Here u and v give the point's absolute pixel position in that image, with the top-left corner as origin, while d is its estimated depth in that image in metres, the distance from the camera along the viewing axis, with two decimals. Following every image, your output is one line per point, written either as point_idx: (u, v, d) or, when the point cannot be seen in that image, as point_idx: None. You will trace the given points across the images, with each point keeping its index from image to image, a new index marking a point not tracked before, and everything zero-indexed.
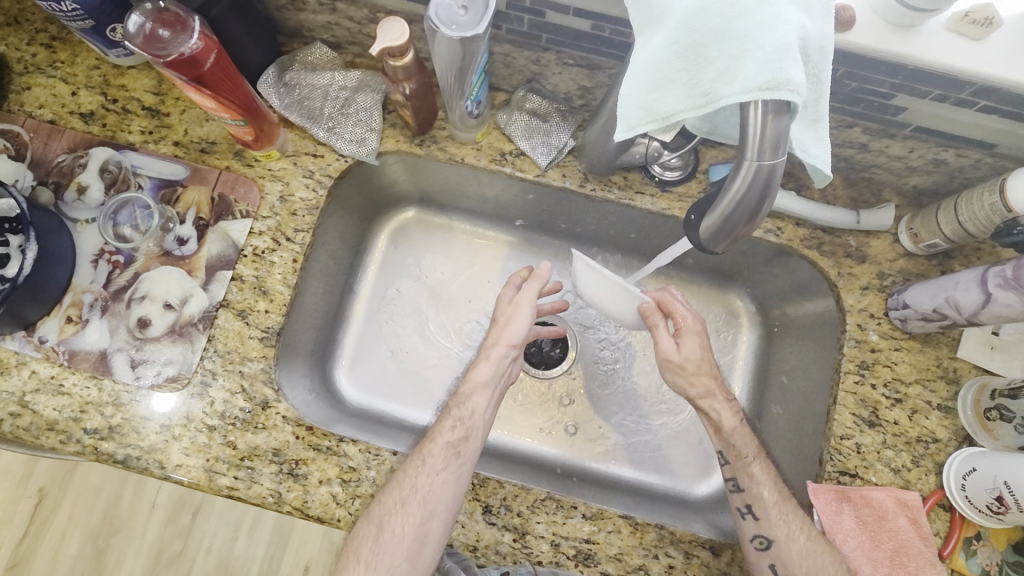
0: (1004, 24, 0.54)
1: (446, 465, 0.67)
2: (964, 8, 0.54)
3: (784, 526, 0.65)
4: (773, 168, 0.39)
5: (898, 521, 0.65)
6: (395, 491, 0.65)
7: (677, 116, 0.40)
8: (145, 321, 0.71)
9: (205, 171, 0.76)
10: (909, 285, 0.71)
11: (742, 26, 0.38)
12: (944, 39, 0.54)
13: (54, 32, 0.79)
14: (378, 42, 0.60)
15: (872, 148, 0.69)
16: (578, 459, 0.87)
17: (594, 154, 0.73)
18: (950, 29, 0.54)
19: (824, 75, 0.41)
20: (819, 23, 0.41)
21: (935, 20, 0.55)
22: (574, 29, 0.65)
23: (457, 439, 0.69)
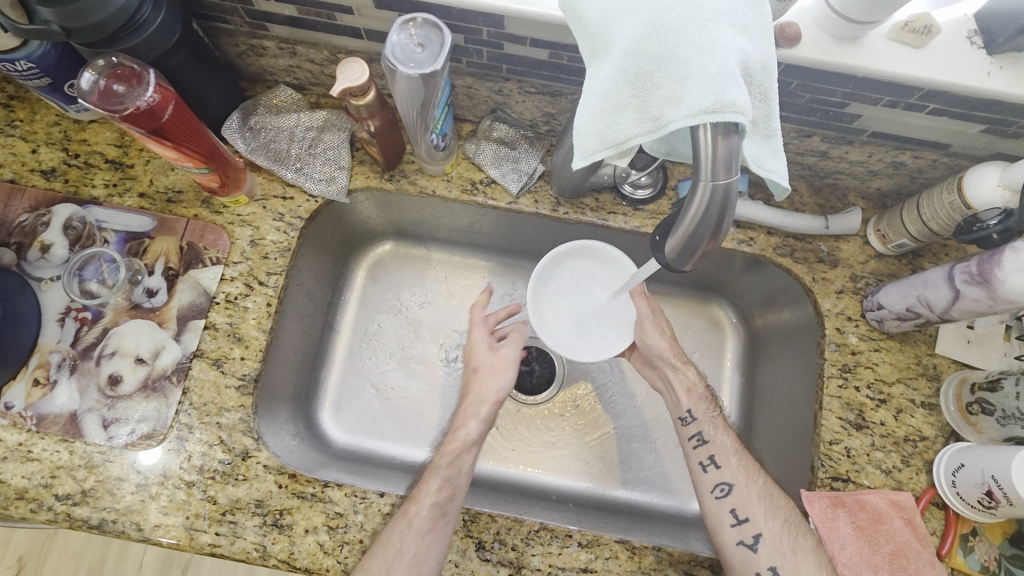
0: (941, 32, 0.56)
1: (432, 529, 0.64)
2: (902, 19, 0.56)
3: (785, 536, 0.64)
4: (729, 188, 0.39)
5: (892, 523, 0.65)
6: (378, 556, 0.62)
7: (631, 142, 0.41)
8: (116, 378, 0.69)
9: (172, 221, 0.75)
10: (882, 286, 0.72)
11: (684, 52, 0.39)
12: (888, 48, 0.56)
13: (12, 92, 0.78)
14: (338, 84, 0.60)
15: (832, 155, 0.70)
16: (572, 485, 0.86)
17: (564, 178, 0.73)
18: (893, 39, 0.56)
19: (771, 92, 0.42)
20: (761, 44, 0.41)
21: (877, 31, 0.56)
22: (532, 58, 0.66)
23: (443, 499, 0.67)
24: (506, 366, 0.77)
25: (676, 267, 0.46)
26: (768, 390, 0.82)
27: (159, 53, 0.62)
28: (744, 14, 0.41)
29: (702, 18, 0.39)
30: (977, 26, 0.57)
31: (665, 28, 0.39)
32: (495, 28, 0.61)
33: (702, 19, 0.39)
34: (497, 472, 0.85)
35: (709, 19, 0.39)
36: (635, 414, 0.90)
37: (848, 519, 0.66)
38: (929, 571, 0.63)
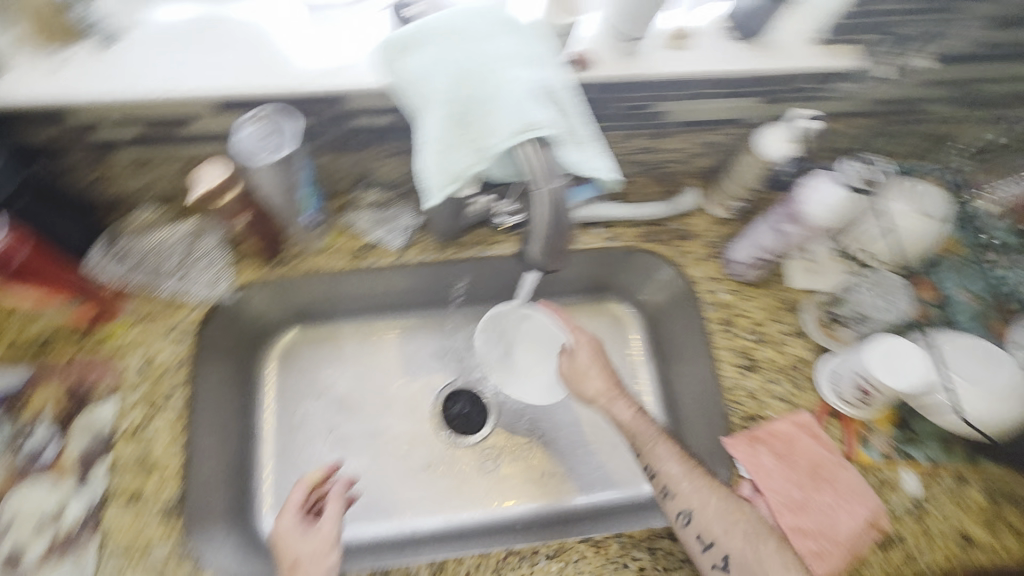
0: (702, 36, 0.68)
1: None
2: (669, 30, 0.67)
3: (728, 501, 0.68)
4: (558, 192, 0.45)
5: (802, 441, 0.74)
6: None
7: (467, 172, 0.48)
8: (19, 551, 0.63)
9: (50, 366, 0.71)
10: (731, 243, 0.83)
11: (489, 90, 0.46)
12: (664, 55, 0.66)
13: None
14: (196, 190, 0.63)
15: (657, 147, 0.82)
16: (532, 508, 0.88)
17: (441, 222, 0.79)
18: (666, 47, 0.67)
19: (574, 105, 0.50)
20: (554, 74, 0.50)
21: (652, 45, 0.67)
22: (380, 125, 0.72)
23: None
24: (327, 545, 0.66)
25: (542, 263, 0.53)
26: (676, 361, 0.90)
27: None
28: (534, 49, 0.49)
29: (496, 60, 0.47)
30: (731, 25, 0.68)
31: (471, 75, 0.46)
32: (337, 106, 0.67)
33: (496, 61, 0.47)
34: (457, 520, 0.86)
35: (501, 61, 0.47)
36: (570, 422, 0.94)
37: (767, 450, 0.73)
38: (841, 472, 0.72)
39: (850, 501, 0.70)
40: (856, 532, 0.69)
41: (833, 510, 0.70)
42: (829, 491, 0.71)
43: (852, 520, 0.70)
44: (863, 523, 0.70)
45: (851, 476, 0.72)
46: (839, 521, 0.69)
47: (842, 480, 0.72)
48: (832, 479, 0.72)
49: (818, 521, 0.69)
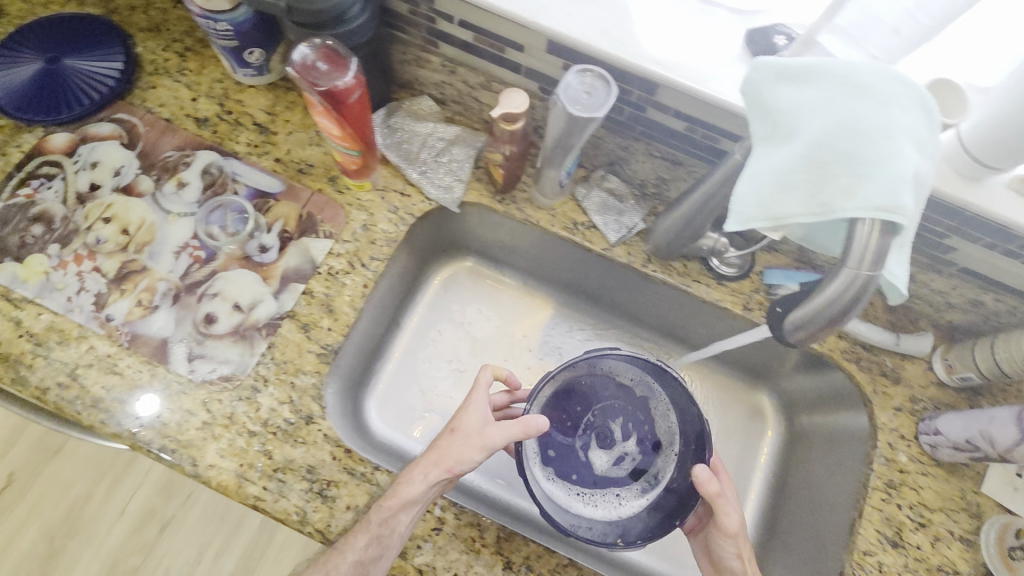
0: None
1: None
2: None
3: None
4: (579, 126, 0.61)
5: (467, 415, 0.66)
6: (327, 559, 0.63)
7: (793, 219, 0.41)
8: (211, 318, 0.73)
9: (299, 191, 0.80)
10: (941, 414, 0.74)
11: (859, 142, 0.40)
12: (1011, 196, 0.58)
13: (189, 44, 0.86)
14: (498, 108, 0.66)
15: (918, 280, 0.75)
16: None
17: (664, 239, 0.77)
18: (1012, 189, 0.58)
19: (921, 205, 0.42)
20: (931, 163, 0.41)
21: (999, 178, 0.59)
22: (668, 127, 0.70)
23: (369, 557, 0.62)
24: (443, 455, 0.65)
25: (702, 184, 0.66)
26: (806, 493, 0.84)
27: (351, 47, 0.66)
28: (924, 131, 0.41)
29: (884, 107, 0.40)
30: None
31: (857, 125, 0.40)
32: (646, 93, 0.66)
33: (884, 107, 0.40)
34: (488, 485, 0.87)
35: (894, 132, 0.40)
36: None
37: (603, 461, 0.73)
38: None
39: (449, 463, 0.63)
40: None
41: (404, 478, 0.64)
42: (451, 456, 0.63)
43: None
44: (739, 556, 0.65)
45: (455, 451, 0.63)
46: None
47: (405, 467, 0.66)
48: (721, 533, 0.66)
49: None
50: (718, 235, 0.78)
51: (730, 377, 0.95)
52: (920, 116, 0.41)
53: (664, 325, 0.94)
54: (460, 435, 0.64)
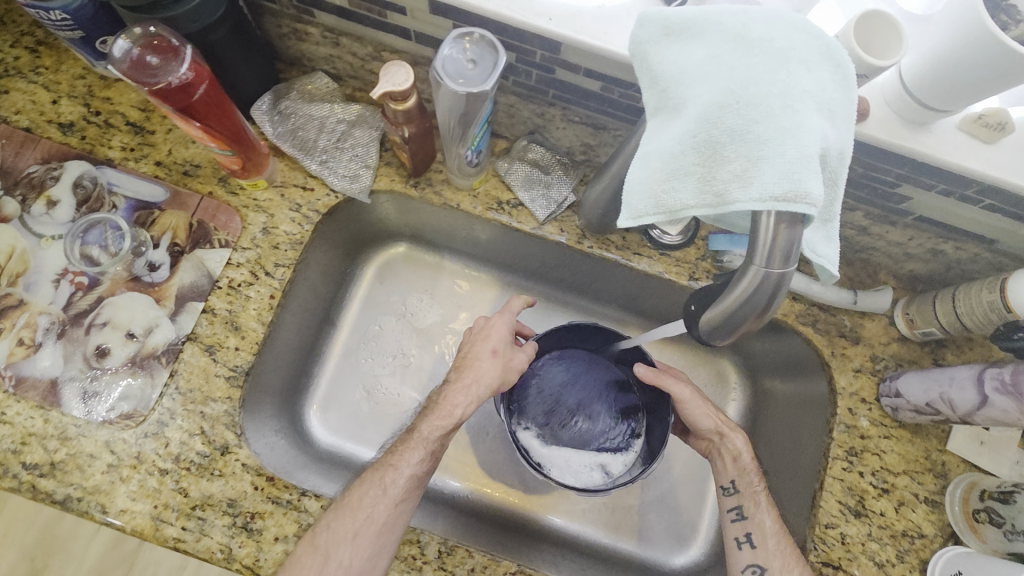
0: (1017, 130, 0.53)
1: (406, 498, 0.62)
2: (977, 110, 0.53)
3: (781, 558, 0.62)
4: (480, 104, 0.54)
5: (496, 330, 0.67)
6: (347, 521, 0.60)
7: (687, 213, 0.35)
8: (104, 350, 0.66)
9: (185, 196, 0.72)
10: (902, 372, 0.69)
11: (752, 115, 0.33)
12: (956, 139, 0.53)
13: (40, 37, 0.75)
14: (380, 85, 0.57)
15: (872, 232, 0.68)
16: (535, 517, 0.82)
17: (593, 213, 0.70)
18: (961, 130, 0.53)
19: (840, 179, 0.37)
20: (843, 127, 0.35)
21: (947, 119, 0.53)
22: (583, 88, 0.62)
23: (387, 518, 0.60)
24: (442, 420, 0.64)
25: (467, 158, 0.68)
26: (779, 463, 0.77)
27: (201, 26, 0.56)
28: (833, 95, 0.35)
29: (781, 66, 0.34)
30: None
31: (750, 91, 0.33)
32: (550, 52, 0.57)
33: (780, 67, 0.34)
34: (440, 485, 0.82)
35: (795, 98, 0.33)
36: None
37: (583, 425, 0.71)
38: None
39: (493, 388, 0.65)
40: (750, 465, 0.68)
41: (449, 401, 0.63)
42: (489, 378, 0.64)
43: (740, 451, 0.69)
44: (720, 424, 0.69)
45: (499, 367, 0.65)
46: (749, 464, 0.68)
47: (443, 388, 0.65)
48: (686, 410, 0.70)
49: (754, 486, 0.67)
50: None
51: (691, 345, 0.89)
52: (826, 74, 0.35)
53: (613, 298, 0.88)
54: (502, 356, 0.65)
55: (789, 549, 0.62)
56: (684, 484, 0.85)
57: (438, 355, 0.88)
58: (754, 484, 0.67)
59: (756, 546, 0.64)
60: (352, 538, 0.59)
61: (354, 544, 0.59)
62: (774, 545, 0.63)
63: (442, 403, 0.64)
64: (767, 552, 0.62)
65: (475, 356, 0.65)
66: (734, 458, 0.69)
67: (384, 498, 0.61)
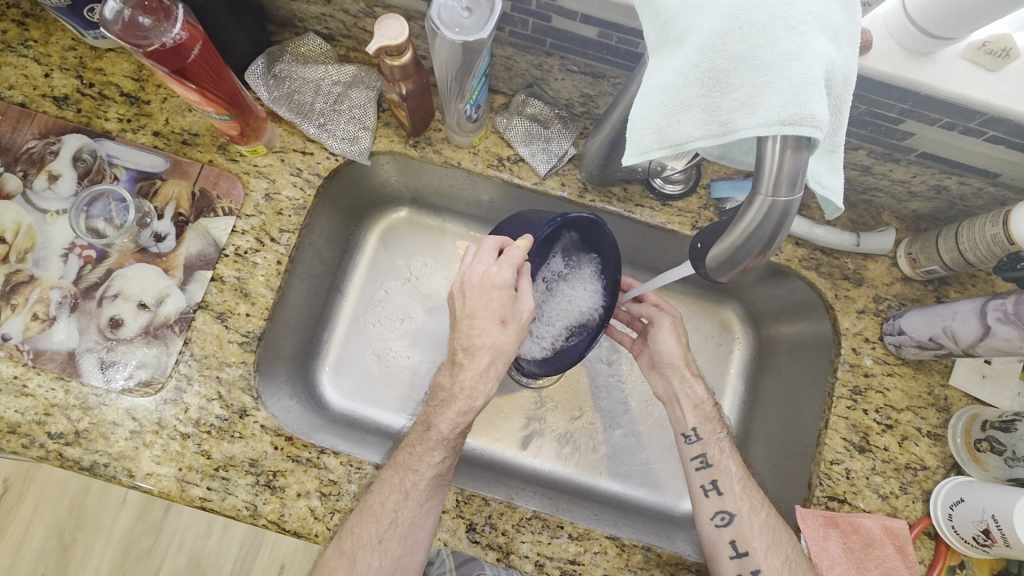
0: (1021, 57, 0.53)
1: (429, 498, 0.64)
2: (981, 37, 0.52)
3: (747, 501, 0.68)
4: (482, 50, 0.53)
5: (499, 294, 0.59)
6: (371, 525, 0.61)
7: (692, 145, 0.35)
8: (118, 321, 0.67)
9: (186, 165, 0.72)
10: (905, 311, 0.70)
11: (756, 41, 0.33)
12: (961, 68, 0.52)
13: (26, 8, 0.74)
14: (375, 40, 0.56)
15: (875, 171, 0.68)
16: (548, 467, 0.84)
17: (595, 165, 0.70)
18: (966, 59, 0.53)
19: (844, 106, 0.37)
20: (847, 51, 0.35)
21: (951, 49, 0.53)
22: (580, 35, 0.61)
23: (413, 521, 0.63)
24: (458, 416, 0.64)
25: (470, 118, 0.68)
26: (787, 406, 0.79)
27: None
28: (837, 16, 0.35)
29: None
30: None
31: (754, 12, 0.33)
32: None
33: None
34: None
35: (801, 19, 0.33)
36: (628, 409, 0.88)
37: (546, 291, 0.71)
38: None
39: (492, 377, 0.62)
40: (712, 414, 0.72)
41: (468, 394, 0.62)
42: (510, 347, 0.61)
43: (702, 399, 0.73)
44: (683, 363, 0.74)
45: (512, 335, 0.60)
46: (710, 411, 0.73)
47: (456, 375, 0.62)
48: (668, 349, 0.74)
49: (718, 435, 0.71)
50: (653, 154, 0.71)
51: (695, 297, 0.90)
52: None
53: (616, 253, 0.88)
54: (515, 325, 0.60)
55: (753, 492, 0.69)
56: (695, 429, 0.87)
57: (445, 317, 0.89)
58: (716, 432, 0.72)
59: (723, 492, 0.69)
60: (378, 543, 0.61)
61: (381, 547, 0.62)
62: (740, 490, 0.68)
63: (459, 397, 0.63)
64: (735, 496, 0.68)
65: (481, 333, 0.60)
66: (696, 406, 0.73)
67: (408, 502, 0.62)
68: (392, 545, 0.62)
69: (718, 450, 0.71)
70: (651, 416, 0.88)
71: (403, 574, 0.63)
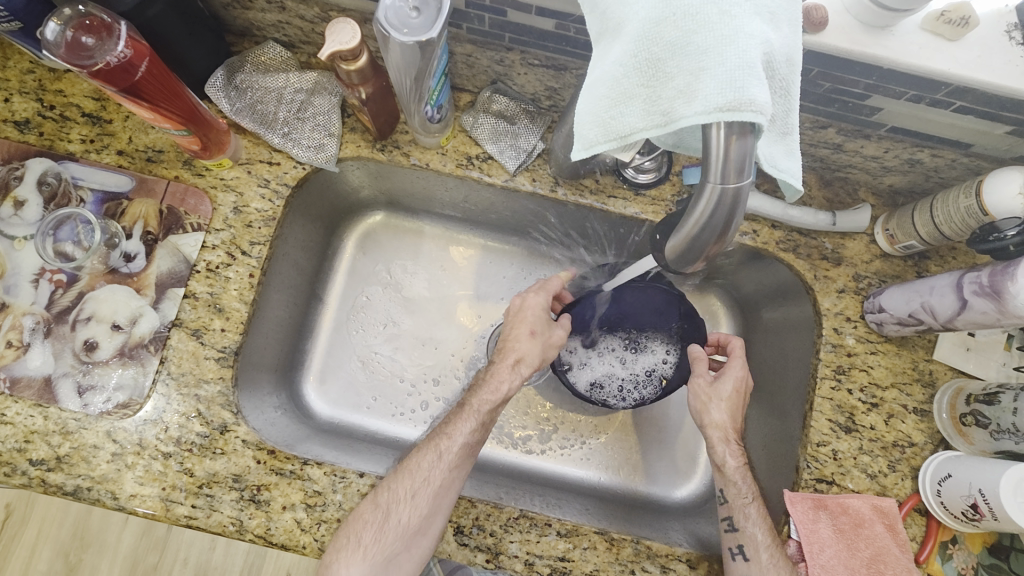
0: (981, 24, 0.52)
1: (459, 464, 0.66)
2: (940, 6, 0.51)
3: (774, 569, 0.61)
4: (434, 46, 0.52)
5: (534, 312, 0.72)
6: (406, 480, 0.64)
7: (638, 137, 0.34)
8: (92, 344, 0.67)
9: (152, 182, 0.71)
10: (885, 288, 0.69)
11: (690, 26, 0.32)
12: (920, 39, 0.51)
13: None
14: (326, 46, 0.55)
15: (847, 148, 0.67)
16: (540, 463, 0.84)
17: (564, 159, 0.69)
18: (925, 29, 0.52)
19: (793, 86, 0.37)
20: (785, 32, 0.35)
21: (910, 20, 0.52)
22: (538, 28, 0.60)
23: (446, 481, 0.64)
24: (495, 393, 0.68)
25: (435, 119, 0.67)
26: (774, 392, 0.79)
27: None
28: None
29: None
30: (1017, 20, 0.52)
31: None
32: None
33: None
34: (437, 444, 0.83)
35: (732, 3, 0.32)
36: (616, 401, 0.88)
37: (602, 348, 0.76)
38: None
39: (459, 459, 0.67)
40: (737, 477, 0.68)
41: (497, 377, 0.69)
42: (532, 356, 0.69)
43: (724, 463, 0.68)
44: (712, 424, 0.70)
45: (537, 348, 0.70)
46: (734, 475, 0.68)
47: (491, 366, 0.71)
48: (698, 403, 0.71)
49: (743, 499, 0.66)
50: None
51: (679, 285, 0.89)
52: None
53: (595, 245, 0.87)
54: (540, 338, 0.70)
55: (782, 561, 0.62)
56: (684, 418, 0.87)
57: (429, 320, 0.89)
58: (743, 497, 0.66)
59: (750, 557, 0.63)
60: (411, 497, 0.63)
61: (412, 503, 0.62)
62: (767, 558, 0.62)
63: (490, 379, 0.69)
64: (762, 564, 0.62)
65: (514, 338, 0.70)
66: (719, 470, 0.69)
67: (440, 465, 0.65)
68: (421, 505, 0.63)
69: (740, 512, 0.66)
70: (639, 407, 0.87)
71: (425, 539, 0.63)
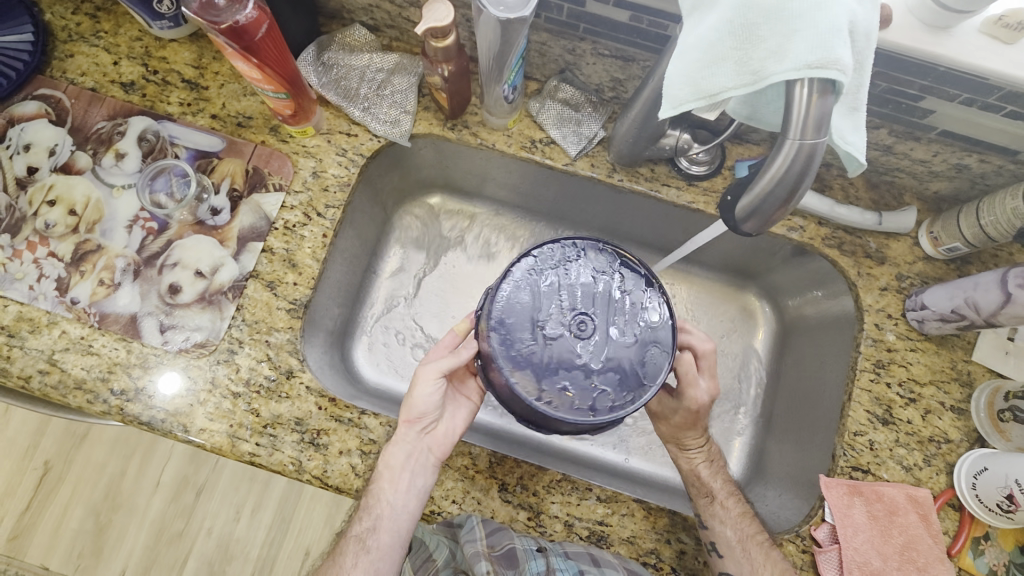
0: None
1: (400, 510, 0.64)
2: (998, 11, 0.55)
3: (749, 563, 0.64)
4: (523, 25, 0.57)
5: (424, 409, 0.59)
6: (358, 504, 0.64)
7: (725, 94, 0.39)
8: (176, 287, 0.72)
9: (241, 145, 0.77)
10: (927, 287, 0.72)
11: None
12: (977, 42, 0.55)
13: (99, 3, 0.81)
14: (422, 23, 0.60)
15: (896, 151, 0.71)
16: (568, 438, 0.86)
17: (623, 145, 0.73)
18: (983, 33, 0.55)
19: (866, 62, 0.41)
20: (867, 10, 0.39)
21: (969, 24, 0.56)
22: (612, 19, 0.65)
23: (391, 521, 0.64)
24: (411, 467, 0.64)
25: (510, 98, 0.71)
26: (810, 386, 0.81)
27: None
28: None
29: None
30: None
31: None
32: None
33: None
34: None
35: None
36: None
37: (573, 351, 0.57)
38: (938, 566, 0.64)
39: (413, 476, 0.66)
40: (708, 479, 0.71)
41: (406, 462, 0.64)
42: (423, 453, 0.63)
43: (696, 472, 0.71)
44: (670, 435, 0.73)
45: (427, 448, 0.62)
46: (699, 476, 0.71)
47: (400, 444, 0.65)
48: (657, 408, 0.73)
49: (709, 498, 0.69)
50: (682, 133, 0.74)
51: (720, 280, 0.92)
52: None
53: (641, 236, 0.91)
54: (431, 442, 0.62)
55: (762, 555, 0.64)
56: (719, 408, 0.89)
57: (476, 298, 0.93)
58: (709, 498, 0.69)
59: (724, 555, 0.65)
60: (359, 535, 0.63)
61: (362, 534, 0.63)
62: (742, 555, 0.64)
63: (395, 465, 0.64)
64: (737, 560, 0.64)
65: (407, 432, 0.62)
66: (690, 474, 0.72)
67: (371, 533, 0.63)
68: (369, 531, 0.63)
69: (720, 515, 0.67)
70: None
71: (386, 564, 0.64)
